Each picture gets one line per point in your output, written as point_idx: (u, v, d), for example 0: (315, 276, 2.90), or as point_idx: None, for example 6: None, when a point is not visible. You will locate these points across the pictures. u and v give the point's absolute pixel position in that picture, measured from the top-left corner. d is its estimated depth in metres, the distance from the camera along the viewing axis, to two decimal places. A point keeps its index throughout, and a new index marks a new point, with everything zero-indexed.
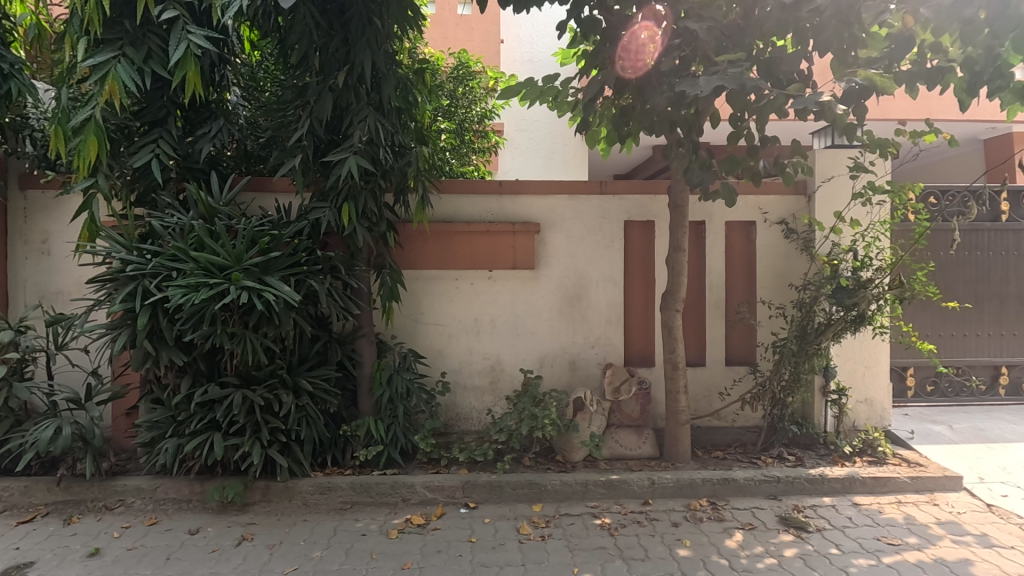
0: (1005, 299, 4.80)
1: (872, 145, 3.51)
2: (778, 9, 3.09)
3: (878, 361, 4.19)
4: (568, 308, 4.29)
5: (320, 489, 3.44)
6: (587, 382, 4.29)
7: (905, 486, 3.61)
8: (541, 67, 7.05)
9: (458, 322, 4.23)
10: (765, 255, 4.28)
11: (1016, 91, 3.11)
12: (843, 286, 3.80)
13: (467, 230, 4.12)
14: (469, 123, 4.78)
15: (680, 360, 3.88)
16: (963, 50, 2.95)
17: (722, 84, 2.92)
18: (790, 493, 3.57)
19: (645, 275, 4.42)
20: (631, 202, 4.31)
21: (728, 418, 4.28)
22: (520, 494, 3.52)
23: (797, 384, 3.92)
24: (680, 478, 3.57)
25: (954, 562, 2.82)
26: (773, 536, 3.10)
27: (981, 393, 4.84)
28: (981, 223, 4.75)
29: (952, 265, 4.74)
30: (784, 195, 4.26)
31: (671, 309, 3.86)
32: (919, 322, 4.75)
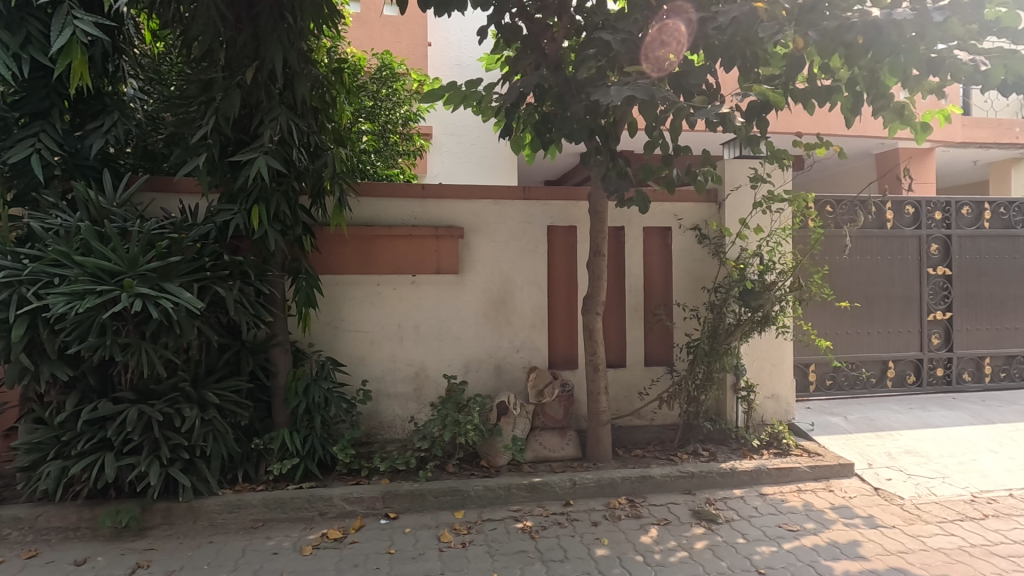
0: (891, 300, 5.27)
1: (772, 156, 3.78)
2: (687, 26, 3.23)
3: (782, 360, 4.48)
4: (492, 312, 4.30)
5: (228, 508, 3.24)
6: (512, 386, 4.32)
7: (805, 475, 3.86)
8: (469, 72, 7.06)
9: (380, 328, 4.13)
10: (680, 259, 4.48)
11: (895, 110, 3.44)
12: (749, 289, 4.03)
13: (389, 234, 4.04)
14: (392, 125, 4.71)
15: (601, 362, 3.97)
16: (850, 71, 3.22)
17: (632, 94, 3.02)
18: (703, 487, 3.74)
19: (568, 279, 4.50)
20: (554, 208, 4.39)
21: (647, 417, 4.44)
22: (442, 501, 3.47)
23: (709, 382, 4.11)
24: (600, 478, 3.65)
25: (845, 543, 3.04)
26: (685, 530, 3.22)
27: (872, 385, 5.27)
28: (870, 230, 5.19)
29: (845, 268, 5.15)
30: (697, 203, 4.48)
31: (591, 312, 3.94)
32: (818, 321, 5.12)
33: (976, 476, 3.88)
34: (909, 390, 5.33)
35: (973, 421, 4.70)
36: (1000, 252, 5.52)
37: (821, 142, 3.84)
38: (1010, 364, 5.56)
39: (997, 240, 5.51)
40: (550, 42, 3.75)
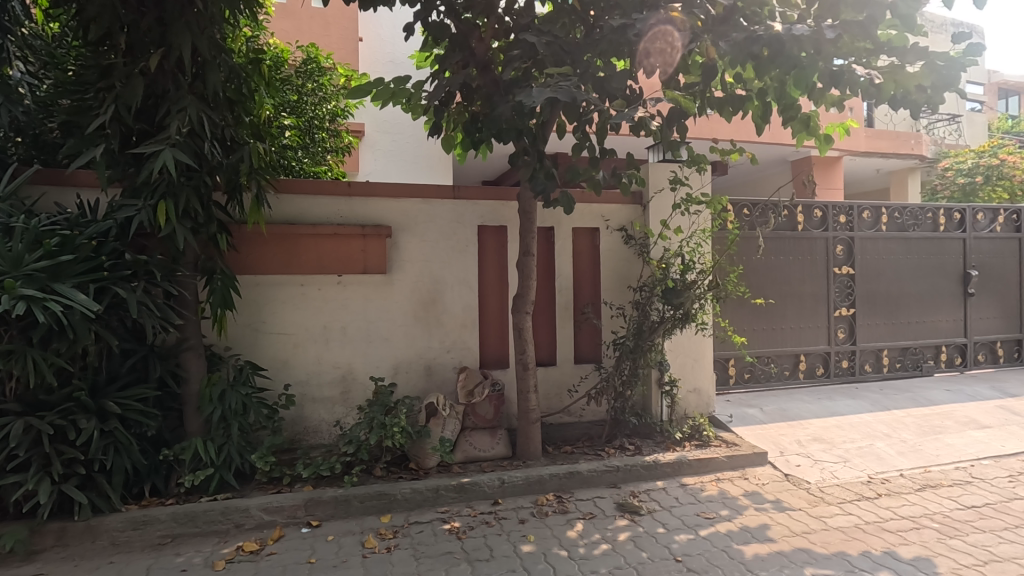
0: (802, 297, 5.63)
1: (691, 160, 3.99)
2: (609, 31, 3.29)
3: (703, 355, 4.68)
4: (422, 312, 4.24)
5: (132, 525, 3.02)
6: (443, 387, 4.28)
7: (723, 464, 4.06)
8: (403, 69, 6.95)
9: (304, 331, 3.99)
10: (607, 259, 4.61)
11: (802, 121, 3.67)
12: (671, 287, 4.21)
13: (312, 233, 3.91)
14: (319, 121, 4.55)
15: (530, 360, 4.01)
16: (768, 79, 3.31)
17: (554, 96, 3.06)
18: (628, 480, 3.86)
19: (499, 279, 4.52)
20: (484, 208, 4.39)
21: (576, 413, 4.54)
22: (368, 506, 3.39)
23: (635, 378, 4.24)
24: (529, 476, 3.68)
25: (756, 527, 3.22)
26: (609, 523, 3.30)
27: (785, 377, 5.62)
28: (783, 232, 5.53)
29: (761, 267, 5.47)
30: (623, 205, 4.62)
31: (521, 312, 3.97)
32: (736, 317, 5.41)
33: (873, 458, 4.21)
34: (818, 381, 5.71)
35: (872, 408, 5.10)
36: (896, 252, 6.02)
37: (735, 147, 4.05)
38: (905, 356, 6.08)
39: (893, 242, 6.00)
40: (478, 41, 3.71)
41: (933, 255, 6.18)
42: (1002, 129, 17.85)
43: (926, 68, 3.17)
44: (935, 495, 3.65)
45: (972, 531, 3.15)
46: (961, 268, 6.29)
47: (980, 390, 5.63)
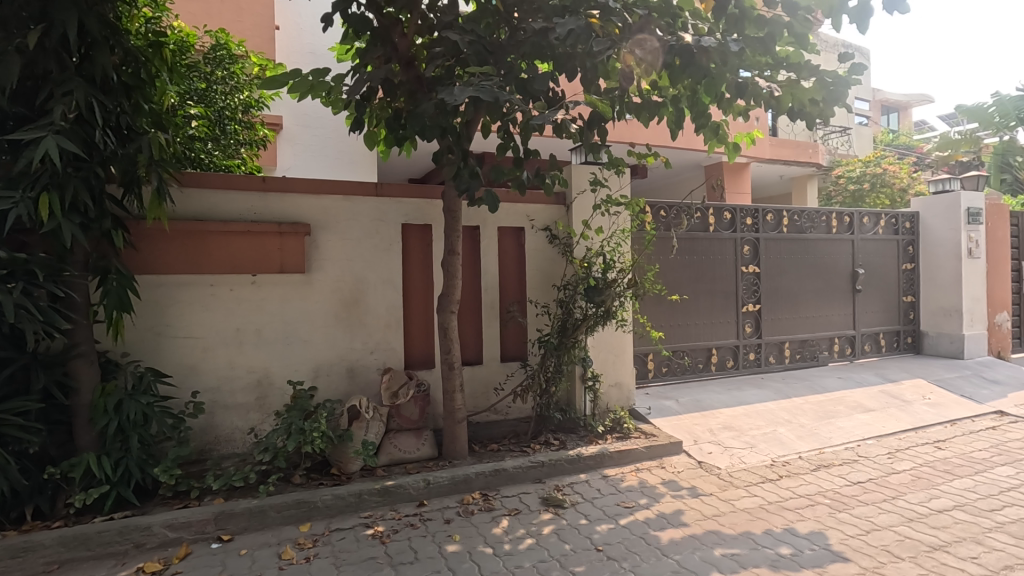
0: (714, 294, 5.99)
1: (610, 163, 4.14)
2: (531, 34, 3.35)
3: (624, 351, 4.86)
4: (344, 313, 4.11)
5: (12, 553, 2.73)
6: (366, 389, 4.18)
7: (642, 455, 4.24)
8: (324, 62, 6.73)
9: (214, 334, 3.76)
10: (531, 258, 4.68)
11: (712, 129, 3.90)
12: (593, 286, 4.35)
13: (223, 230, 3.68)
14: (230, 111, 4.29)
15: (455, 360, 3.99)
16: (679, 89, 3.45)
17: (476, 95, 3.07)
18: (553, 475, 3.94)
19: (425, 279, 4.46)
20: (408, 206, 4.32)
21: (502, 411, 4.57)
22: (285, 516, 3.24)
23: (559, 374, 4.34)
24: (454, 475, 3.67)
25: (671, 514, 3.38)
26: (534, 517, 3.36)
27: (699, 370, 5.95)
28: (696, 233, 5.86)
29: (676, 265, 5.77)
30: (547, 205, 4.71)
31: (446, 311, 3.94)
32: (654, 314, 5.67)
33: (775, 443, 4.55)
34: (728, 373, 6.10)
35: (775, 397, 5.51)
36: (796, 253, 6.54)
37: (650, 151, 4.23)
38: (804, 347, 6.60)
39: (793, 243, 6.51)
40: (401, 37, 3.65)
41: (827, 255, 6.76)
42: (886, 142, 19.81)
43: (818, 84, 3.47)
44: (828, 474, 4.00)
45: (857, 504, 3.48)
46: (850, 267, 6.92)
47: (866, 377, 6.22)
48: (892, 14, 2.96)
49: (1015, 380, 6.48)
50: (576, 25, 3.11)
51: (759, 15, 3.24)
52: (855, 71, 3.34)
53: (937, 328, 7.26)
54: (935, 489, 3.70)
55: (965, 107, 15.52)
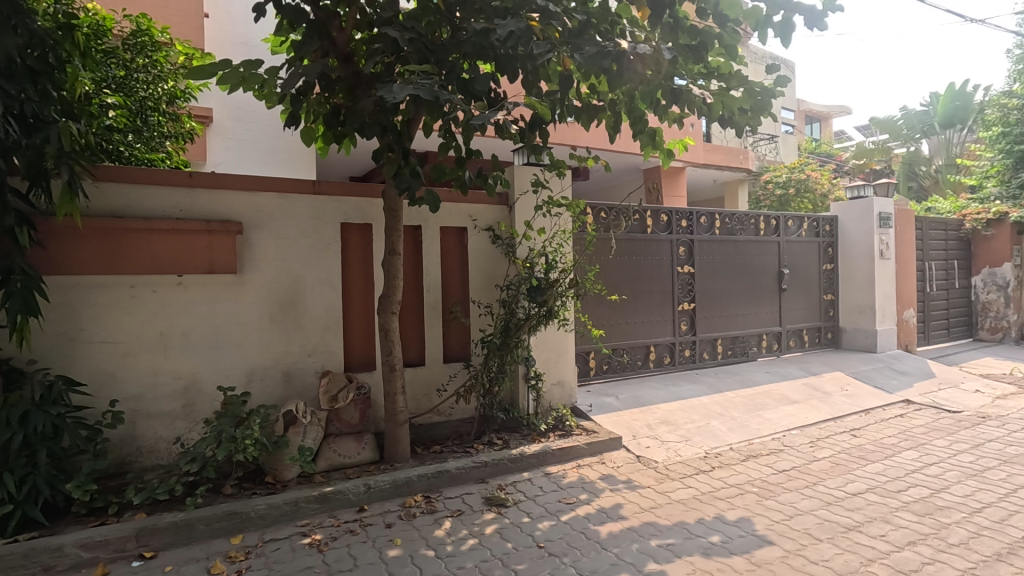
0: (652, 293, 6.20)
1: (552, 165, 4.20)
2: (472, 35, 3.34)
3: (566, 349, 4.94)
4: (279, 315, 3.96)
5: None
6: (303, 393, 4.04)
7: (583, 451, 4.32)
8: (257, 53, 6.46)
9: (135, 339, 3.52)
10: (474, 259, 4.67)
11: (649, 134, 4.03)
12: (535, 286, 4.40)
13: (145, 228, 3.46)
14: (154, 102, 4.03)
15: (397, 361, 3.92)
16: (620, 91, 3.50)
17: (416, 93, 3.04)
18: (496, 474, 3.95)
19: (365, 279, 4.36)
20: (347, 205, 4.22)
21: (445, 412, 4.54)
22: (214, 529, 3.09)
23: (502, 374, 4.36)
24: (396, 479, 3.62)
25: (611, 507, 3.47)
26: (477, 518, 3.36)
27: (638, 367, 6.13)
28: (635, 234, 6.04)
29: (616, 266, 5.93)
30: (490, 205, 4.72)
31: (387, 312, 3.87)
32: (595, 313, 5.80)
33: (708, 436, 4.76)
34: (666, 369, 6.32)
35: (709, 391, 5.76)
36: (728, 254, 6.86)
37: (590, 154, 4.33)
38: (735, 343, 6.94)
39: (725, 244, 6.83)
40: (338, 31, 3.56)
41: (756, 256, 7.13)
42: (809, 150, 21.10)
43: (746, 94, 3.66)
44: (756, 463, 4.22)
45: (782, 491, 3.70)
46: (776, 267, 7.33)
47: (791, 371, 6.62)
48: (812, 30, 3.16)
49: (919, 371, 7.07)
50: (517, 27, 3.13)
51: (692, 26, 3.37)
52: (780, 83, 3.54)
53: (853, 324, 7.81)
54: (850, 474, 3.99)
55: (877, 119, 16.78)
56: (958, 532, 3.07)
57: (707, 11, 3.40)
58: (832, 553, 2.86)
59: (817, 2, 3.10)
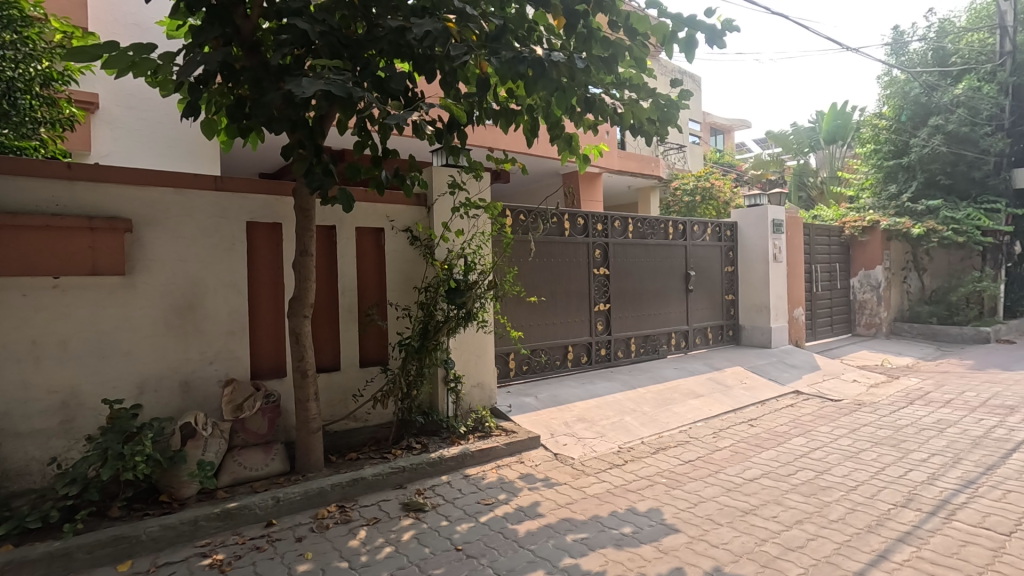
0: (569, 294, 6.37)
1: (470, 167, 4.21)
2: (388, 32, 3.27)
3: (485, 351, 4.97)
4: (175, 320, 3.67)
5: None
6: (204, 404, 3.77)
7: (502, 452, 4.36)
8: (151, 36, 5.96)
9: (1, 349, 3.13)
10: (391, 260, 4.58)
11: (565, 140, 4.14)
12: (454, 287, 4.38)
13: (12, 224, 3.08)
14: (24, 83, 3.59)
15: (309, 367, 3.75)
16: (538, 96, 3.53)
17: (327, 89, 2.93)
18: (414, 479, 3.90)
19: (274, 282, 4.14)
20: (254, 203, 3.99)
21: (361, 418, 4.40)
22: (98, 556, 2.81)
23: (421, 377, 4.30)
24: (307, 490, 3.46)
25: (528, 506, 3.53)
26: (394, 525, 3.29)
27: (557, 367, 6.28)
28: (552, 237, 6.19)
29: (534, 267, 6.04)
30: (407, 206, 4.66)
31: (298, 316, 3.69)
32: (515, 314, 5.87)
33: (622, 431, 4.96)
34: (583, 368, 6.51)
35: (623, 388, 6.00)
36: (640, 256, 7.19)
37: (508, 157, 4.37)
38: (647, 342, 7.28)
39: (638, 247, 7.16)
40: (243, 19, 3.36)
41: (665, 259, 7.52)
42: (714, 159, 22.54)
43: (653, 105, 3.88)
44: (665, 456, 4.45)
45: (688, 481, 3.93)
46: (684, 269, 7.77)
47: (697, 367, 7.04)
48: (712, 48, 3.38)
49: (807, 364, 7.76)
50: (433, 27, 3.10)
51: (604, 37, 3.50)
52: (684, 97, 3.77)
53: (751, 322, 8.44)
54: (748, 461, 4.31)
55: (773, 133, 18.26)
56: (837, 509, 3.40)
57: (618, 23, 3.55)
58: (730, 536, 3.07)
59: (716, 22, 3.33)
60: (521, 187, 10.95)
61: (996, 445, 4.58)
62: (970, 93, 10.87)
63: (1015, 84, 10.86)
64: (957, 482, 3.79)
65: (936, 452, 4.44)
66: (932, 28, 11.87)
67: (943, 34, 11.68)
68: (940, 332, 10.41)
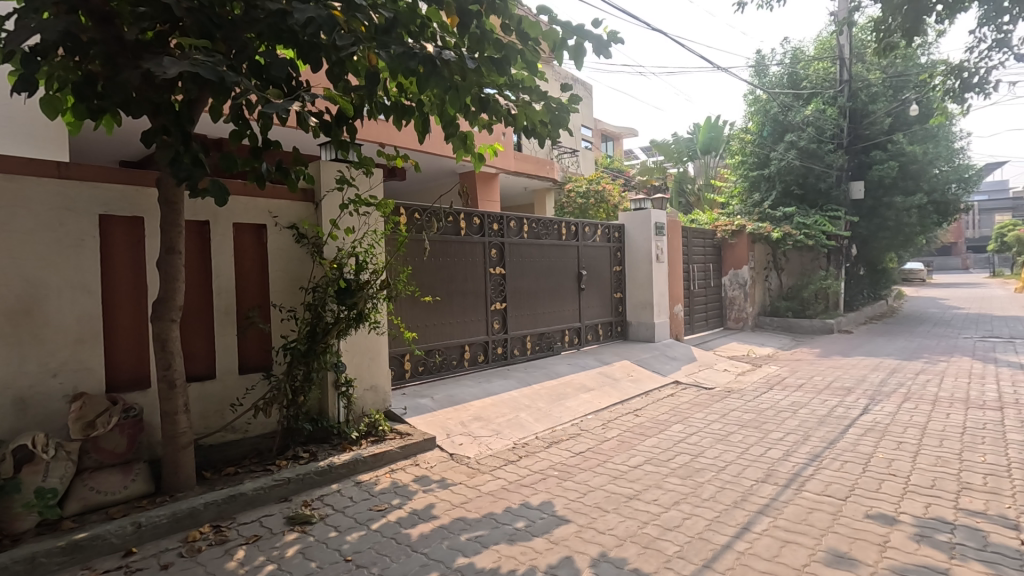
0: (465, 293, 6.38)
1: (360, 163, 4.07)
2: (266, 15, 3.03)
3: (379, 352, 4.82)
4: (6, 327, 3.16)
5: None
6: (46, 423, 3.28)
7: (396, 455, 4.26)
8: None
9: None
10: (274, 259, 4.30)
11: (460, 138, 4.12)
12: (344, 287, 4.19)
13: None
14: None
15: (177, 377, 3.40)
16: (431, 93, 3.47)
17: (195, 72, 2.66)
18: (300, 491, 3.68)
19: (134, 283, 3.70)
20: (108, 192, 3.55)
21: (240, 429, 4.08)
22: None
23: (309, 383, 4.08)
24: (176, 511, 3.14)
25: (422, 508, 3.47)
26: (277, 540, 3.08)
27: (453, 366, 6.26)
28: (448, 236, 6.16)
29: (430, 267, 5.98)
30: (292, 201, 4.40)
31: (164, 320, 3.33)
32: (409, 314, 5.78)
33: (517, 427, 5.06)
34: (479, 367, 6.55)
35: (518, 385, 6.12)
36: (535, 256, 7.37)
37: (400, 153, 4.26)
38: (542, 339, 7.48)
39: (533, 247, 7.33)
40: None
41: (559, 259, 7.77)
42: (606, 164, 23.67)
43: (545, 108, 3.98)
44: (557, 449, 4.61)
45: (578, 472, 4.09)
46: (576, 269, 8.08)
47: (589, 362, 7.36)
48: (599, 57, 3.54)
49: (686, 356, 8.41)
50: (317, 13, 2.91)
51: (497, 39, 3.53)
52: (574, 101, 3.89)
53: (638, 319, 8.98)
54: (633, 449, 4.57)
55: (657, 142, 19.54)
56: (709, 488, 3.72)
57: (510, 26, 3.61)
58: (616, 522, 3.24)
59: (602, 33, 3.49)
60: (416, 186, 10.85)
61: (837, 422, 5.26)
62: (817, 114, 12.39)
63: (851, 108, 12.52)
64: (806, 456, 4.31)
65: (791, 431, 5.01)
66: (787, 54, 13.38)
67: (796, 61, 13.20)
68: (795, 324, 11.76)
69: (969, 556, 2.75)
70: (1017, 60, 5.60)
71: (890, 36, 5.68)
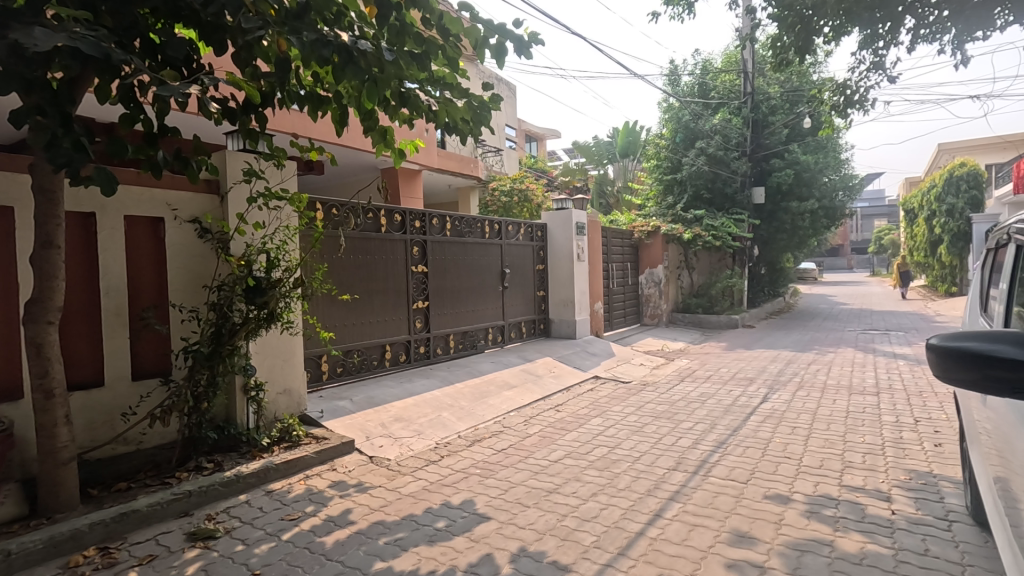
0: (386, 292, 6.23)
1: (269, 154, 3.84)
2: None
3: (292, 354, 4.59)
4: None
5: None
6: None
7: (311, 461, 4.08)
8: None
9: None
10: (173, 255, 3.97)
11: (379, 133, 3.99)
12: (253, 286, 3.93)
13: None
14: None
15: (56, 386, 3.06)
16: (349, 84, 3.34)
17: (75, 46, 2.40)
18: (203, 504, 3.43)
19: (3, 281, 3.29)
20: None
21: (133, 441, 3.74)
22: None
23: (214, 388, 3.81)
24: (54, 534, 2.83)
25: (339, 514, 3.35)
26: (175, 559, 2.85)
27: (374, 367, 6.10)
28: (367, 233, 5.98)
29: (348, 264, 5.78)
30: (194, 193, 4.09)
31: (39, 323, 2.98)
32: (326, 313, 5.56)
33: (439, 427, 5.01)
34: (401, 366, 6.42)
35: (441, 384, 6.06)
36: (457, 254, 7.33)
37: (315, 145, 4.07)
38: (465, 338, 7.45)
39: (456, 246, 7.28)
40: None
41: (482, 257, 7.77)
42: (530, 164, 23.96)
43: (467, 105, 3.95)
44: (480, 447, 4.61)
45: (500, 469, 4.11)
46: (499, 267, 8.12)
47: (512, 359, 7.43)
48: (520, 56, 3.56)
49: (606, 352, 8.70)
50: None
51: (418, 33, 3.45)
52: (495, 100, 3.91)
53: (560, 316, 9.17)
54: (554, 444, 4.67)
55: (578, 144, 20.05)
56: (624, 478, 3.86)
57: (431, 21, 3.53)
58: (536, 516, 3.28)
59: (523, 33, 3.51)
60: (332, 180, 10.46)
61: (741, 411, 5.64)
62: (724, 123, 13.23)
63: (754, 119, 13.46)
64: (713, 444, 4.59)
65: (700, 421, 5.32)
66: (697, 66, 14.17)
67: (705, 72, 14.01)
68: (705, 320, 12.48)
69: (850, 527, 3.04)
70: (891, 82, 6.24)
71: (784, 52, 6.13)
